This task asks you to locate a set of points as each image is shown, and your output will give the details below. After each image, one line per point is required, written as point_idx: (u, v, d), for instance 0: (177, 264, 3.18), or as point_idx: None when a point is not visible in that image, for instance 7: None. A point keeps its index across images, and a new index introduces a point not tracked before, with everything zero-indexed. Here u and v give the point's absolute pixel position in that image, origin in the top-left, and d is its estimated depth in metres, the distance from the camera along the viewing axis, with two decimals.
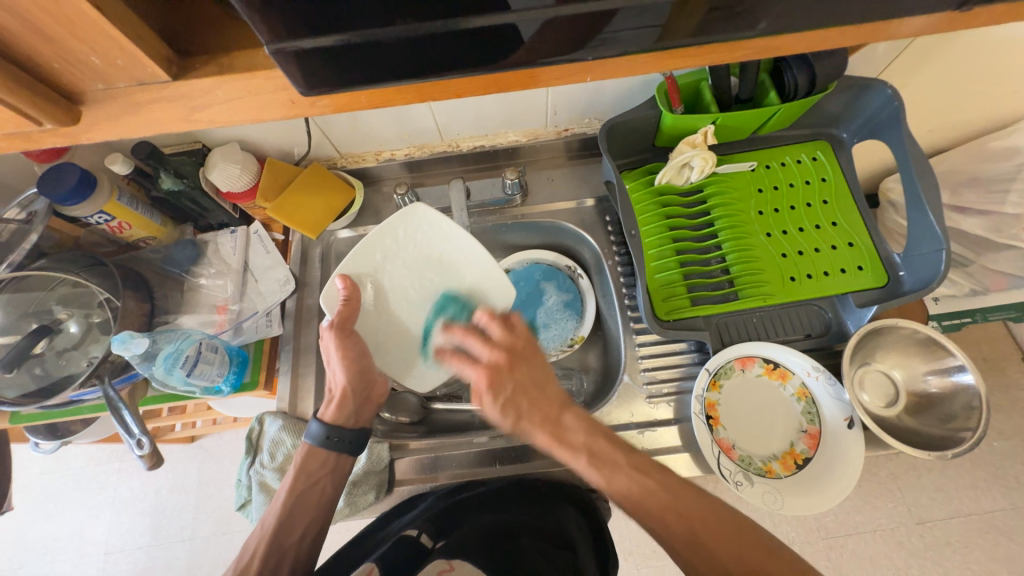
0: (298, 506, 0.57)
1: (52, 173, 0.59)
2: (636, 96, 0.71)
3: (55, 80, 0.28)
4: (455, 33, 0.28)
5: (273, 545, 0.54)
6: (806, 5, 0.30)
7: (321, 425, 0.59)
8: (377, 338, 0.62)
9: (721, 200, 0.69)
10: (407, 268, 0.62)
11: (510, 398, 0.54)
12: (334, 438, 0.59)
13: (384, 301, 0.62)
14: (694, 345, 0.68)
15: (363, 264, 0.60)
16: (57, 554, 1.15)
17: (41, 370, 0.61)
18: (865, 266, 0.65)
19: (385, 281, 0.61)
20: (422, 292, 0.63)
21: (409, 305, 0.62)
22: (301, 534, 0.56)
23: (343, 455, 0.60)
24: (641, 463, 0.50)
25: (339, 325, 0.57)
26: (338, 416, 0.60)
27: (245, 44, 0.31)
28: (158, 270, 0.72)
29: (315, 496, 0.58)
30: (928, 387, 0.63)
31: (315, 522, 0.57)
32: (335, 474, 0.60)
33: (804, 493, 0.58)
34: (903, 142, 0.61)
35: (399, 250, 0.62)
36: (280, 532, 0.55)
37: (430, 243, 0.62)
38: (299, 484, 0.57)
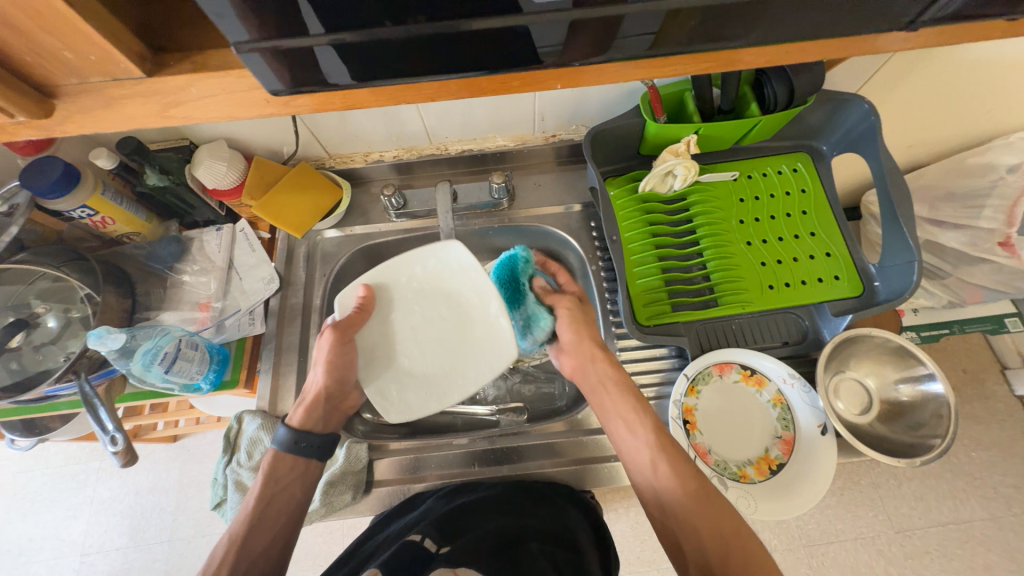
0: (267, 512, 0.54)
1: (35, 166, 0.58)
2: (621, 105, 0.72)
3: (29, 75, 0.28)
4: (450, 36, 0.29)
5: (242, 552, 0.51)
6: (777, 20, 0.31)
7: (289, 430, 0.58)
8: (367, 351, 0.60)
9: (703, 209, 0.71)
10: (421, 297, 0.60)
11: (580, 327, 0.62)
12: (302, 442, 0.57)
13: (392, 322, 0.60)
14: (675, 351, 0.69)
15: (389, 278, 0.61)
16: (32, 555, 1.13)
17: (17, 365, 0.60)
18: (841, 276, 0.67)
19: (399, 303, 0.60)
20: (428, 325, 0.60)
21: (410, 332, 0.60)
22: (273, 539, 0.53)
23: (313, 460, 0.58)
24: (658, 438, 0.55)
25: (341, 327, 0.57)
26: (307, 420, 0.59)
27: (221, 43, 0.31)
28: (142, 266, 0.72)
29: (285, 498, 0.55)
30: (899, 396, 0.64)
31: (284, 529, 0.54)
32: (307, 478, 0.58)
33: (778, 499, 0.59)
34: (879, 156, 0.63)
35: (420, 278, 0.60)
36: (249, 539, 0.52)
37: (450, 279, 0.60)
38: (268, 490, 0.55)
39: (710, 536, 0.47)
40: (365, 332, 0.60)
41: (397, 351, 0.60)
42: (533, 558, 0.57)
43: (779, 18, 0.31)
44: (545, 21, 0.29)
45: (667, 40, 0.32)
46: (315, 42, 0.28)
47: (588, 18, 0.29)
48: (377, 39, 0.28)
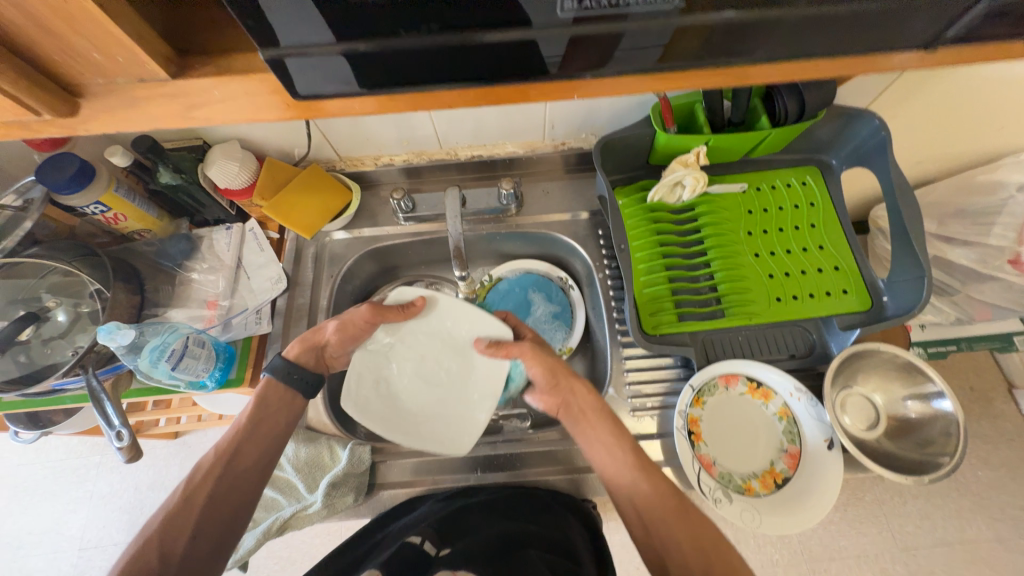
0: (255, 431, 0.56)
1: (52, 162, 0.59)
2: (631, 115, 0.73)
3: (57, 73, 0.29)
4: (471, 45, 0.29)
5: (226, 468, 0.53)
6: (793, 35, 0.31)
7: (284, 360, 0.59)
8: (376, 350, 0.62)
9: (711, 219, 0.71)
10: (434, 335, 0.63)
11: (558, 378, 0.60)
12: (294, 374, 0.59)
13: (410, 345, 0.63)
14: (680, 361, 0.69)
15: (436, 309, 0.63)
16: (29, 549, 1.13)
17: (25, 358, 0.60)
18: (849, 290, 0.66)
19: (431, 336, 0.63)
20: (432, 366, 0.62)
21: (415, 360, 0.63)
22: (256, 458, 0.55)
23: (299, 396, 0.59)
24: (641, 460, 0.55)
25: (377, 305, 0.60)
26: (303, 355, 0.61)
27: (245, 47, 0.32)
28: (152, 263, 0.73)
29: (272, 425, 0.57)
30: (907, 413, 0.63)
31: (269, 449, 0.56)
32: (292, 411, 0.59)
33: (784, 513, 0.58)
34: (889, 171, 0.63)
35: (442, 318, 0.63)
36: (237, 454, 0.54)
37: (461, 332, 0.63)
38: (256, 413, 0.57)
39: (689, 552, 0.49)
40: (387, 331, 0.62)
41: (400, 367, 0.62)
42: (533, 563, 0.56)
43: (795, 34, 0.31)
44: (557, 35, 0.29)
45: (686, 53, 0.32)
46: (338, 49, 0.28)
47: (599, 32, 0.29)
48: (393, 49, 0.29)
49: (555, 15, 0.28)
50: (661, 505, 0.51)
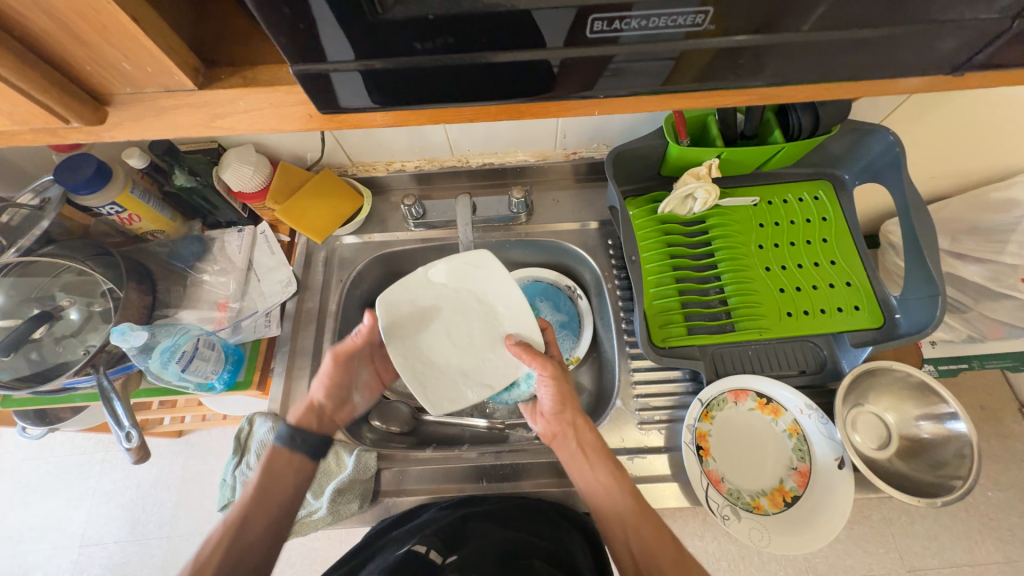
0: (262, 502, 0.55)
1: (68, 163, 0.60)
2: (643, 126, 0.73)
3: (85, 82, 0.29)
4: (496, 62, 0.29)
5: (234, 542, 0.52)
6: (819, 64, 0.31)
7: (289, 427, 0.59)
8: (432, 279, 0.62)
9: (723, 232, 0.71)
10: (481, 301, 0.63)
11: (568, 399, 0.61)
12: (298, 438, 0.58)
13: (462, 296, 0.63)
14: (689, 374, 0.69)
15: (494, 287, 0.63)
16: (31, 544, 1.13)
17: (37, 355, 0.61)
18: (861, 306, 0.66)
19: (479, 303, 0.63)
20: (466, 327, 0.62)
21: (454, 310, 0.62)
22: (265, 529, 0.54)
23: (308, 459, 0.59)
24: (641, 503, 0.55)
25: (342, 351, 0.61)
26: (305, 418, 0.60)
27: (271, 59, 0.32)
28: (164, 264, 0.74)
29: (276, 496, 0.56)
30: (919, 433, 0.62)
31: (281, 517, 0.55)
32: (303, 475, 0.59)
33: (793, 533, 0.57)
34: (903, 188, 0.63)
35: (496, 294, 0.63)
36: (242, 528, 0.53)
37: (507, 316, 0.63)
38: (264, 482, 0.56)
39: None
40: (450, 267, 0.62)
41: (437, 306, 0.62)
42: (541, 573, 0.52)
43: (821, 61, 0.31)
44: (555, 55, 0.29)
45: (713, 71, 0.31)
46: (364, 64, 0.28)
47: (587, 54, 0.29)
48: (404, 66, 0.28)
49: (572, 35, 0.28)
50: (656, 548, 0.52)
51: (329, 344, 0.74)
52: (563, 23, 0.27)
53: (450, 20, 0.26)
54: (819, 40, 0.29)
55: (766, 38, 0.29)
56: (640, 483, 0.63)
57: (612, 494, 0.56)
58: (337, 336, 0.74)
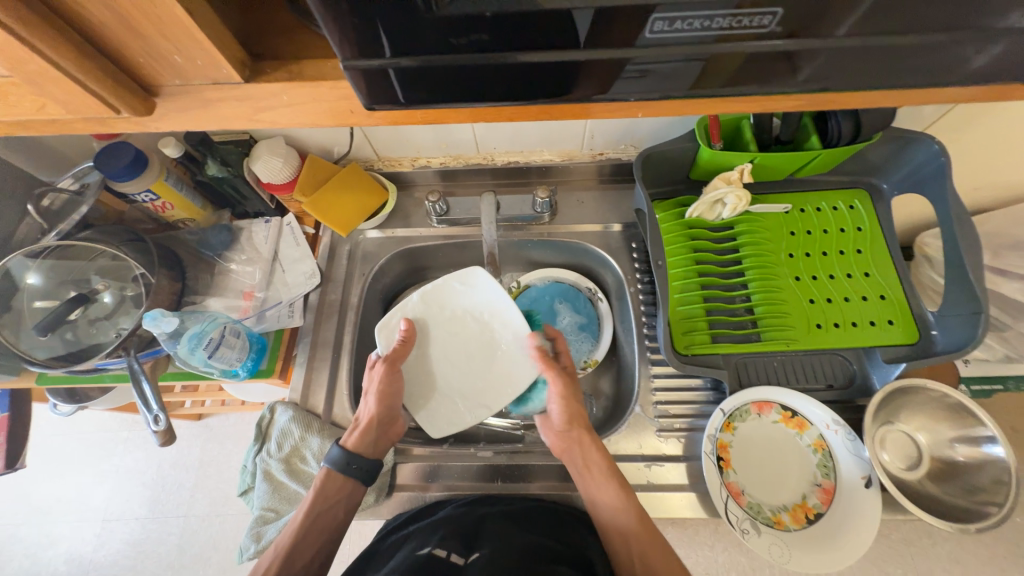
0: (314, 526, 0.56)
1: (109, 150, 0.62)
2: (675, 129, 0.71)
3: (137, 74, 0.30)
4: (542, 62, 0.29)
5: (282, 567, 0.53)
6: (880, 72, 0.30)
7: (342, 450, 0.58)
8: (428, 301, 0.66)
9: (752, 239, 0.69)
10: (476, 317, 0.66)
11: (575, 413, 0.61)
12: (353, 465, 0.57)
13: (455, 315, 0.66)
14: (711, 383, 0.67)
15: (486, 302, 0.66)
16: (57, 515, 1.18)
17: (72, 336, 0.63)
18: (895, 321, 0.63)
19: (472, 321, 0.66)
20: (464, 348, 0.65)
21: (451, 331, 0.66)
22: (313, 555, 0.55)
23: (359, 482, 0.58)
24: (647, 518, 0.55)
25: (390, 360, 0.61)
26: (360, 444, 0.59)
27: (314, 54, 0.32)
28: (193, 251, 0.75)
29: (328, 518, 0.56)
30: (954, 455, 0.60)
31: (328, 543, 0.56)
32: (352, 499, 0.58)
33: (815, 551, 0.55)
34: (947, 200, 0.60)
35: (491, 309, 0.66)
36: (291, 554, 0.54)
37: (503, 330, 0.66)
38: (316, 506, 0.56)
39: None
40: (442, 290, 0.66)
41: (437, 327, 0.66)
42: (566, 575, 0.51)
43: (881, 69, 0.30)
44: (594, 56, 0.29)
45: (764, 75, 0.30)
46: (410, 62, 0.28)
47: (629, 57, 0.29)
48: (439, 64, 0.28)
49: (621, 36, 0.27)
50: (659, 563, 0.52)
51: (350, 336, 0.74)
52: (615, 24, 0.27)
53: (497, 20, 0.26)
54: (884, 45, 0.28)
55: (824, 43, 0.28)
56: (656, 492, 0.62)
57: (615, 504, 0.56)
58: (358, 329, 0.75)
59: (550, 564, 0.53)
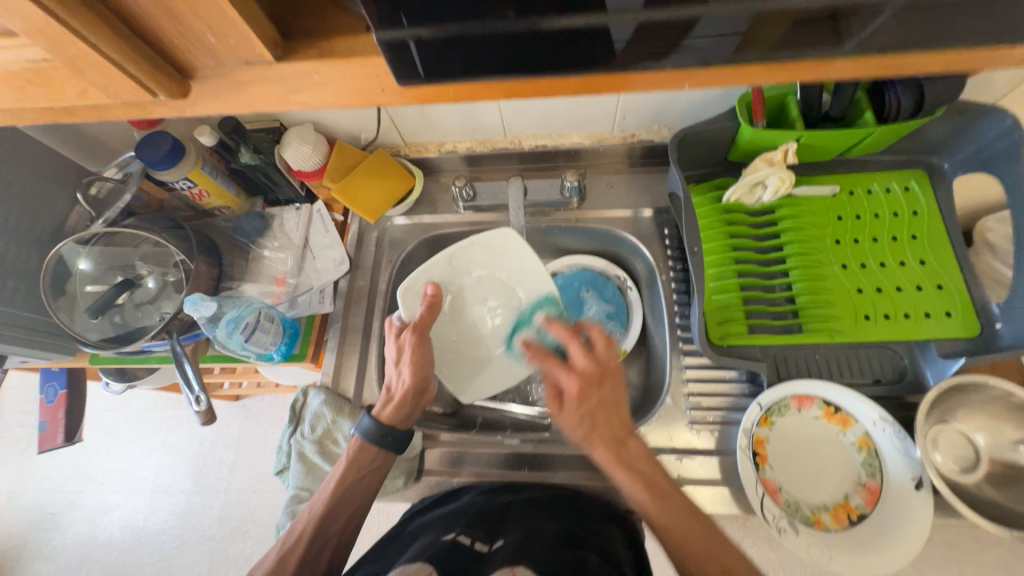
0: (346, 496, 0.56)
1: (148, 139, 0.64)
2: (715, 106, 0.67)
3: (172, 56, 0.30)
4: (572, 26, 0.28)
5: (316, 531, 0.54)
6: None
7: (376, 422, 0.57)
8: (454, 265, 0.64)
9: (794, 224, 0.65)
10: (505, 284, 0.66)
11: (589, 411, 0.51)
12: (388, 437, 0.57)
13: (484, 280, 0.65)
14: (746, 375, 0.64)
15: (514, 270, 0.65)
16: (112, 485, 1.26)
17: (120, 319, 0.66)
18: (953, 312, 0.59)
19: (501, 289, 0.66)
20: (493, 311, 0.66)
21: (478, 297, 0.65)
22: (345, 522, 0.56)
23: (390, 454, 0.58)
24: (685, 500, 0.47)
25: (419, 329, 0.58)
26: (391, 417, 0.58)
27: (343, 31, 0.31)
28: (229, 239, 0.77)
29: (362, 487, 0.57)
30: (1018, 459, 0.56)
31: (358, 512, 0.57)
32: (384, 470, 0.59)
33: (858, 553, 0.53)
34: (1021, 179, 0.54)
35: (521, 276, 0.66)
36: (325, 520, 0.55)
37: (530, 299, 0.65)
38: (348, 476, 0.57)
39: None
40: (470, 251, 0.64)
41: (465, 292, 0.65)
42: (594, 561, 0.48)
43: None
44: (628, 21, 0.28)
45: None
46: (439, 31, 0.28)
47: (669, 20, 0.28)
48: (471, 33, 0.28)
49: None
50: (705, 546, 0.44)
51: (379, 323, 0.75)
52: None
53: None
54: None
55: None
56: (687, 486, 0.60)
57: (645, 502, 0.47)
58: (386, 315, 0.76)
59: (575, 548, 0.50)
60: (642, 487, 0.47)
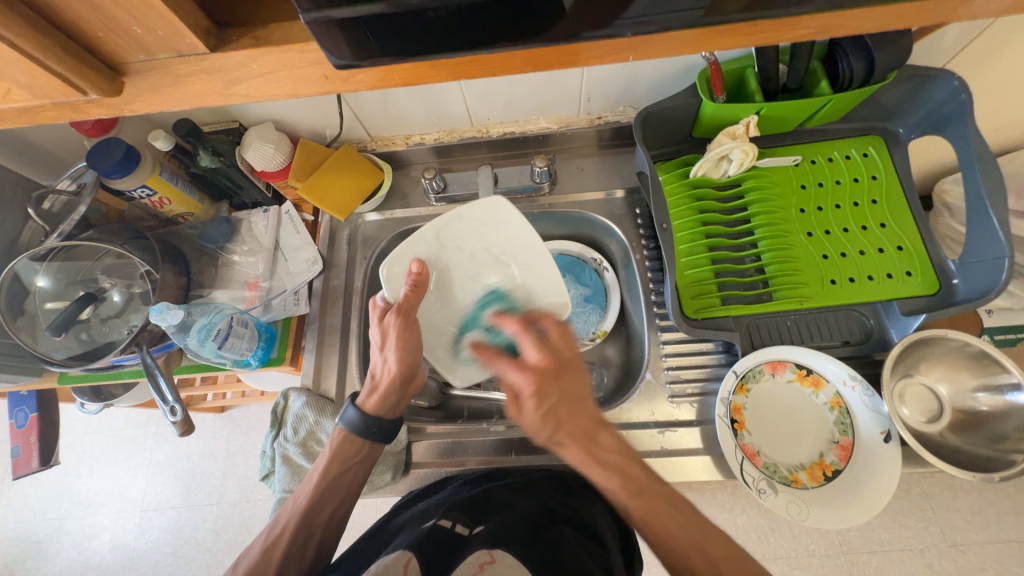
0: (331, 487, 0.56)
1: (101, 147, 0.61)
2: (675, 83, 0.68)
3: (100, 51, 0.29)
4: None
5: (301, 523, 0.54)
6: None
7: (360, 413, 0.57)
8: (442, 241, 0.62)
9: (760, 195, 0.66)
10: (498, 259, 0.63)
11: (551, 408, 0.50)
12: (373, 427, 0.57)
13: (475, 254, 0.63)
14: (722, 346, 0.66)
15: (508, 244, 0.63)
16: (98, 508, 1.23)
17: (86, 335, 0.64)
18: (914, 272, 0.61)
19: (496, 263, 0.64)
20: (485, 287, 0.64)
21: (469, 273, 0.64)
22: (331, 514, 0.56)
23: (378, 444, 0.58)
24: (671, 495, 0.48)
25: (403, 310, 0.56)
26: (376, 407, 0.58)
27: (281, 20, 0.31)
28: (195, 246, 0.75)
29: (348, 480, 0.57)
30: (976, 405, 0.58)
31: (343, 505, 0.57)
32: (370, 460, 0.59)
33: (831, 506, 0.55)
34: (968, 139, 0.57)
35: (514, 250, 0.63)
36: (310, 512, 0.55)
37: (527, 274, 0.63)
38: (332, 468, 0.56)
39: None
40: (458, 225, 0.62)
41: (454, 269, 0.63)
42: (572, 545, 0.51)
43: None
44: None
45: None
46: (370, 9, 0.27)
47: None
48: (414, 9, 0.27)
49: None
50: (686, 540, 0.44)
51: (356, 320, 0.74)
52: None
53: None
54: None
55: None
56: (672, 457, 0.62)
57: (625, 499, 0.47)
58: (363, 313, 0.75)
59: (556, 527, 0.53)
60: (619, 486, 0.47)
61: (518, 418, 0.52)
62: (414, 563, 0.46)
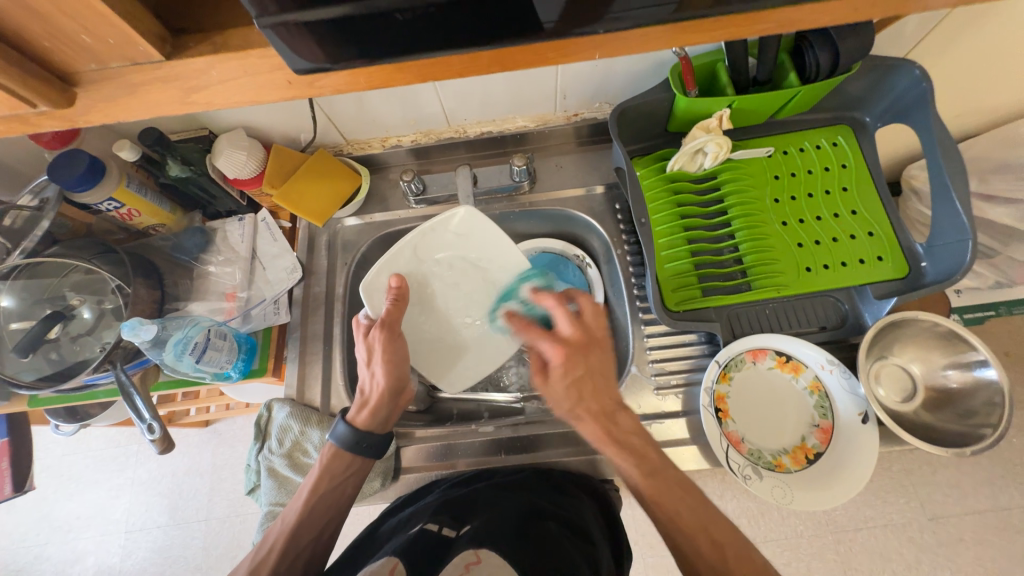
0: (321, 503, 0.55)
1: (63, 159, 0.59)
2: (647, 79, 0.69)
3: (48, 61, 0.28)
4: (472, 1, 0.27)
5: (288, 546, 0.52)
6: None
7: (351, 428, 0.56)
8: (419, 255, 0.62)
9: (735, 187, 0.67)
10: (477, 266, 0.64)
11: (577, 379, 0.51)
12: (362, 443, 0.56)
13: (452, 263, 0.63)
14: (705, 337, 0.67)
15: (484, 247, 0.63)
16: (80, 531, 1.19)
17: (56, 355, 0.62)
18: (884, 256, 0.63)
19: (475, 269, 0.64)
20: (466, 296, 0.64)
21: (449, 281, 0.64)
22: (318, 534, 0.55)
23: (366, 459, 0.57)
24: (683, 480, 0.48)
25: (387, 324, 0.56)
26: (364, 423, 0.57)
27: (240, 25, 0.31)
28: (168, 258, 0.73)
29: (337, 495, 0.56)
30: (947, 382, 0.60)
31: (332, 522, 0.56)
32: (359, 475, 0.58)
33: (814, 488, 0.57)
34: (931, 126, 0.58)
35: (491, 256, 0.63)
36: (299, 529, 0.53)
37: (505, 278, 0.64)
38: (322, 484, 0.55)
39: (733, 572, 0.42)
40: (433, 237, 0.62)
41: (435, 280, 0.63)
42: (555, 536, 0.52)
43: None
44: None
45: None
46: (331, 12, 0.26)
47: None
48: (376, 12, 0.26)
49: None
50: (694, 520, 0.45)
51: (339, 327, 0.73)
52: None
53: None
54: None
55: None
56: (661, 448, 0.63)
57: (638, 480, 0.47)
58: (346, 319, 0.74)
59: (540, 522, 0.53)
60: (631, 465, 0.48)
61: (541, 388, 0.53)
62: (401, 565, 0.45)
